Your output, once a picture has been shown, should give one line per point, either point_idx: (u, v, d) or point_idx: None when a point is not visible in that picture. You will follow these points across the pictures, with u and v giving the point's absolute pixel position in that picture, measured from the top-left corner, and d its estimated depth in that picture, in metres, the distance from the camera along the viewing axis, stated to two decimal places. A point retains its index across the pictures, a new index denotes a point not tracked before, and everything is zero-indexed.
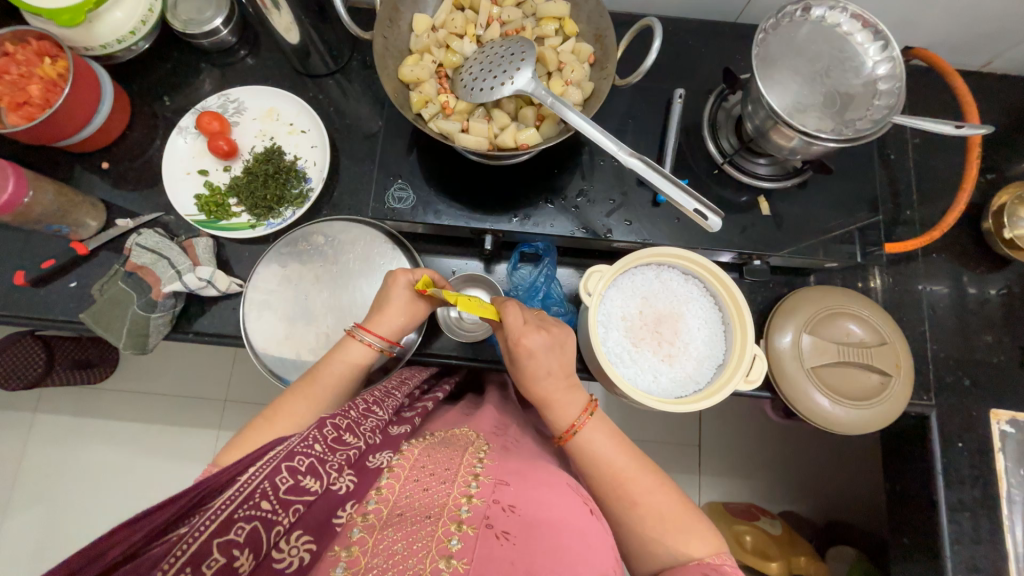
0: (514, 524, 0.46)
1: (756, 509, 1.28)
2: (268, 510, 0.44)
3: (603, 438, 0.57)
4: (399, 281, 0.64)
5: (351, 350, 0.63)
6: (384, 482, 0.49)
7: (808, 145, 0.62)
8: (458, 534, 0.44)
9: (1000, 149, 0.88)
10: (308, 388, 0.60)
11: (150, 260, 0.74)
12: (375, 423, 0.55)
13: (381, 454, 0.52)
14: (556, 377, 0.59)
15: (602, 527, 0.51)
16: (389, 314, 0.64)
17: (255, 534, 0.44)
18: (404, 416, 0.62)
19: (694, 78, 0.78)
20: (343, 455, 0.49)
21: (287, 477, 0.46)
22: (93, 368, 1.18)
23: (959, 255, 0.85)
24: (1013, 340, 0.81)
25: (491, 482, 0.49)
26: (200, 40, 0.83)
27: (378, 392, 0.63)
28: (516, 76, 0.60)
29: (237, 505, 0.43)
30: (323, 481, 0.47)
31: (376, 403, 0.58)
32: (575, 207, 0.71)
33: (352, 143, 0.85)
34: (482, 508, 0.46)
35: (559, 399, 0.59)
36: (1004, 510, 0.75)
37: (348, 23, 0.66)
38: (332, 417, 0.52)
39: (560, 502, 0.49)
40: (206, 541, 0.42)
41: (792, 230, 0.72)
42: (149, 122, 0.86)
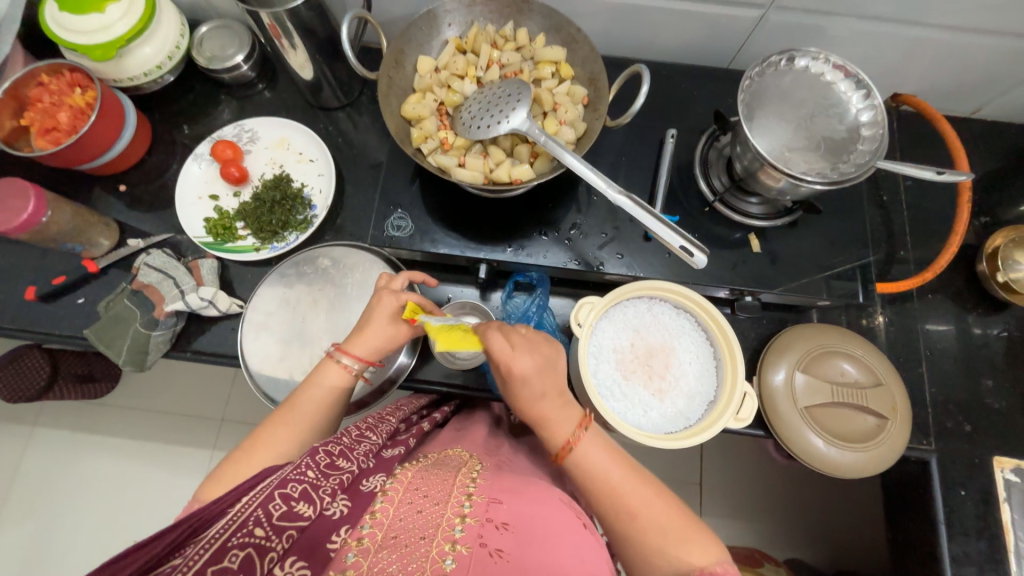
0: (508, 542, 0.46)
1: (758, 553, 1.24)
2: (262, 537, 0.43)
3: (593, 473, 0.56)
4: (383, 302, 0.64)
5: (329, 371, 0.63)
6: (378, 506, 0.48)
7: (795, 186, 0.64)
8: (453, 554, 0.44)
9: (991, 194, 0.90)
10: (289, 414, 0.59)
11: (157, 279, 0.76)
12: (368, 448, 0.56)
13: (374, 478, 0.52)
14: (550, 397, 0.58)
15: (598, 544, 0.51)
16: (369, 334, 0.64)
17: (249, 561, 0.42)
18: (398, 439, 0.63)
19: (687, 119, 0.81)
20: (337, 480, 0.49)
21: (280, 503, 0.45)
22: (95, 384, 1.20)
23: (955, 296, 0.85)
24: (1014, 384, 0.80)
25: (485, 501, 0.49)
26: (221, 74, 0.89)
27: (371, 418, 0.64)
28: (512, 115, 0.63)
29: (232, 532, 0.43)
30: (316, 506, 0.46)
31: (370, 428, 0.61)
32: (568, 239, 0.73)
33: (358, 172, 0.89)
34: (476, 527, 0.46)
35: (555, 417, 0.58)
36: (1012, 565, 0.71)
37: (355, 63, 0.71)
38: (325, 445, 0.53)
39: (554, 517, 0.50)
40: (197, 571, 0.40)
41: (786, 267, 0.73)
42: (168, 149, 0.90)
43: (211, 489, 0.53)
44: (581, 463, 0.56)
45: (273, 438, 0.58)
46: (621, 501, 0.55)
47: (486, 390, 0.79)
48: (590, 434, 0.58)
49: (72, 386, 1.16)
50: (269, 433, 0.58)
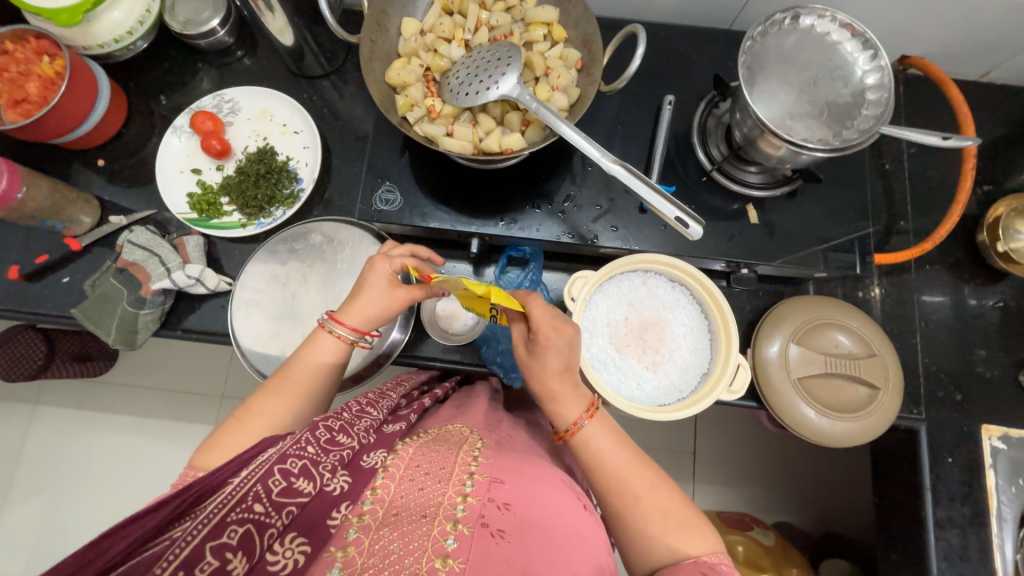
0: (508, 523, 0.46)
1: (749, 519, 1.31)
2: (261, 513, 0.43)
3: (589, 451, 0.57)
4: (377, 269, 0.63)
5: (320, 342, 0.61)
6: (379, 482, 0.50)
7: (796, 154, 0.62)
8: (454, 533, 0.45)
9: (996, 161, 0.87)
10: (280, 385, 0.59)
11: (142, 257, 0.75)
12: (368, 423, 0.55)
13: (374, 454, 0.52)
14: (564, 372, 0.58)
15: (597, 523, 0.53)
16: (361, 304, 0.62)
17: (248, 537, 0.43)
18: (399, 415, 0.63)
19: (685, 85, 0.78)
20: (337, 456, 0.48)
21: (279, 479, 0.45)
22: (93, 362, 1.20)
23: (953, 267, 0.84)
24: (1007, 354, 0.80)
25: (486, 480, 0.49)
26: (197, 40, 0.84)
27: (372, 393, 0.64)
28: (501, 81, 0.61)
29: (229, 508, 0.42)
30: (316, 483, 0.46)
31: (370, 404, 0.60)
32: (562, 212, 0.71)
33: (345, 144, 0.86)
34: (477, 507, 0.46)
35: (564, 397, 0.58)
36: (994, 528, 0.73)
37: (334, 26, 0.67)
38: (325, 419, 0.51)
39: (555, 497, 0.51)
40: (197, 546, 0.41)
41: (783, 239, 0.72)
42: (146, 121, 0.87)
43: (208, 456, 0.53)
44: (582, 445, 0.57)
45: (268, 406, 0.57)
46: (615, 477, 0.56)
47: (480, 365, 0.78)
48: (594, 423, 0.58)
49: (71, 364, 1.17)
50: (263, 401, 0.58)
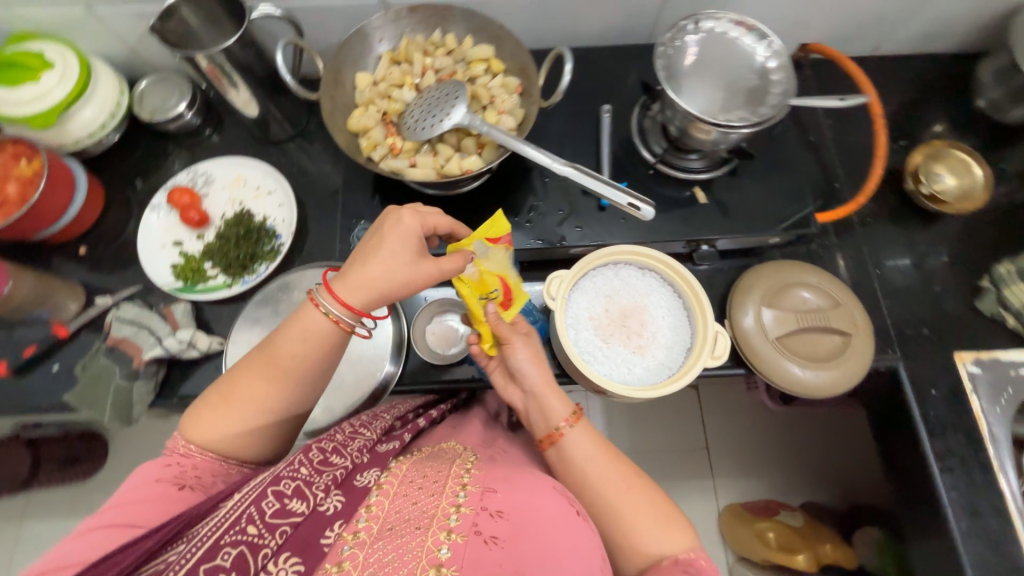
0: (501, 529, 0.49)
1: (774, 503, 1.41)
2: (254, 535, 0.45)
3: (576, 451, 0.59)
4: (404, 219, 0.57)
5: (308, 321, 0.56)
6: (373, 499, 0.51)
7: (725, 135, 0.69)
8: (448, 542, 0.47)
9: (905, 119, 0.97)
10: (265, 367, 0.56)
11: (131, 332, 0.77)
12: (362, 443, 0.58)
13: (368, 473, 0.54)
14: (544, 377, 0.63)
15: (590, 529, 0.53)
16: (367, 268, 0.56)
17: (241, 559, 0.44)
18: (394, 435, 0.64)
19: (618, 95, 0.86)
20: (330, 476, 0.51)
21: (273, 501, 0.47)
22: (76, 466, 1.19)
23: (894, 215, 0.91)
24: (960, 285, 0.86)
25: (479, 489, 0.52)
26: (166, 125, 0.90)
27: (365, 416, 0.66)
28: (452, 112, 0.67)
29: (224, 530, 0.44)
30: (309, 502, 0.48)
31: (364, 425, 0.63)
32: (528, 221, 0.76)
33: (318, 196, 0.91)
34: (470, 516, 0.49)
35: (546, 399, 0.62)
36: (991, 450, 0.76)
37: (292, 85, 0.73)
38: (318, 442, 0.55)
39: (546, 502, 0.52)
40: (192, 567, 0.42)
41: (732, 213, 0.78)
42: (124, 206, 0.91)
43: (194, 427, 0.55)
44: (566, 449, 0.60)
45: (251, 385, 0.56)
46: (597, 480, 0.58)
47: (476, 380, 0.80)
48: (578, 427, 0.61)
49: (58, 471, 1.18)
50: (246, 379, 0.56)
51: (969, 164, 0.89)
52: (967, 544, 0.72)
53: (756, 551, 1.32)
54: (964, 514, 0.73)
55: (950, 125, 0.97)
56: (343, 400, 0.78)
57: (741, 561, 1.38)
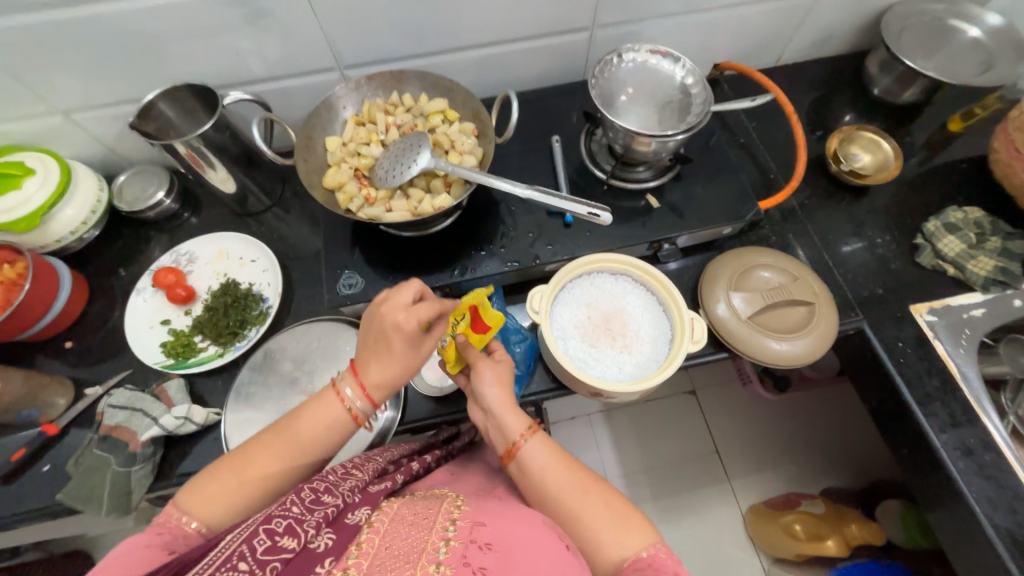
0: (490, 560, 0.49)
1: (794, 496, 1.41)
2: (244, 570, 0.44)
3: (539, 463, 0.61)
4: (403, 322, 0.58)
5: (330, 406, 0.61)
6: (363, 537, 0.51)
7: (664, 144, 0.79)
8: (439, 575, 0.46)
9: (816, 113, 1.11)
10: (281, 447, 0.58)
11: (125, 417, 0.76)
12: (353, 484, 0.59)
13: (358, 511, 0.54)
14: (505, 395, 0.66)
15: (579, 564, 0.53)
16: (381, 365, 0.61)
17: None
18: (386, 476, 0.66)
19: (565, 126, 0.96)
20: (321, 514, 0.51)
21: (265, 538, 0.47)
22: None
23: (829, 194, 1.01)
24: (900, 245, 0.94)
25: (468, 524, 0.53)
26: (146, 212, 0.94)
27: (359, 458, 0.67)
28: (418, 159, 0.74)
29: (215, 568, 0.44)
30: (300, 539, 0.48)
31: (356, 466, 0.64)
32: (503, 247, 0.82)
33: (299, 257, 0.95)
34: (459, 548, 0.49)
35: (505, 416, 0.64)
36: (966, 389, 0.81)
37: (274, 156, 0.80)
38: (309, 483, 0.56)
39: (529, 531, 0.54)
40: None
41: (683, 212, 0.86)
42: (108, 295, 0.92)
43: (192, 501, 0.55)
44: (526, 461, 0.62)
45: (264, 463, 0.57)
46: (567, 491, 0.59)
47: None
48: (534, 440, 0.63)
49: None
50: (260, 457, 0.58)
51: (876, 141, 1.02)
52: (968, 481, 0.74)
53: (789, 547, 1.30)
54: (957, 453, 0.76)
55: (855, 113, 1.10)
56: (349, 450, 0.78)
57: (778, 563, 1.35)
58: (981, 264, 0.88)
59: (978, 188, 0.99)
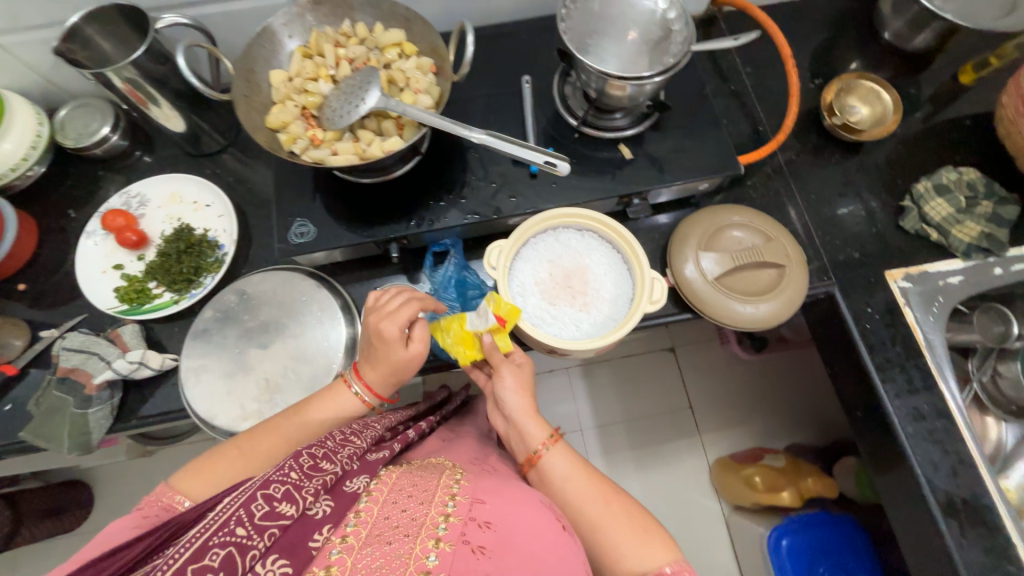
0: (489, 540, 0.50)
1: (759, 450, 1.45)
2: (243, 536, 0.45)
3: (560, 473, 0.61)
4: (388, 323, 0.63)
5: (341, 396, 0.66)
6: (361, 506, 0.53)
7: (639, 87, 0.72)
8: (436, 550, 0.48)
9: (818, 59, 1.02)
10: (290, 428, 0.63)
11: (80, 360, 0.76)
12: (352, 450, 0.58)
13: (357, 479, 0.55)
14: (524, 408, 0.66)
15: (576, 545, 0.54)
16: (378, 364, 0.65)
17: (230, 559, 0.44)
18: (384, 444, 0.65)
19: (539, 66, 0.88)
20: (320, 481, 0.51)
21: (262, 504, 0.47)
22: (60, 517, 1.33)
23: (819, 150, 0.94)
24: (885, 207, 0.90)
25: (468, 501, 0.54)
26: (93, 150, 0.89)
27: (358, 425, 0.65)
28: (367, 98, 0.68)
29: (212, 532, 0.45)
30: (298, 506, 0.49)
31: (355, 432, 0.62)
32: (463, 198, 0.78)
33: (256, 203, 0.91)
34: (458, 526, 0.51)
35: (526, 426, 0.65)
36: (929, 356, 0.80)
37: (202, 86, 0.73)
38: (308, 447, 0.55)
39: (531, 515, 0.54)
40: (179, 569, 0.43)
41: (658, 165, 0.81)
42: (59, 237, 0.89)
43: (191, 482, 0.59)
44: (546, 470, 0.62)
45: (269, 449, 0.62)
46: (587, 506, 0.59)
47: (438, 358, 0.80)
48: (555, 450, 0.63)
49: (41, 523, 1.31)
50: (266, 442, 0.62)
51: (877, 92, 0.95)
52: (914, 446, 0.76)
53: (746, 496, 1.35)
54: (908, 418, 0.77)
55: (861, 59, 1.01)
56: None
57: (737, 511, 1.41)
58: (967, 230, 0.85)
59: (979, 148, 0.93)
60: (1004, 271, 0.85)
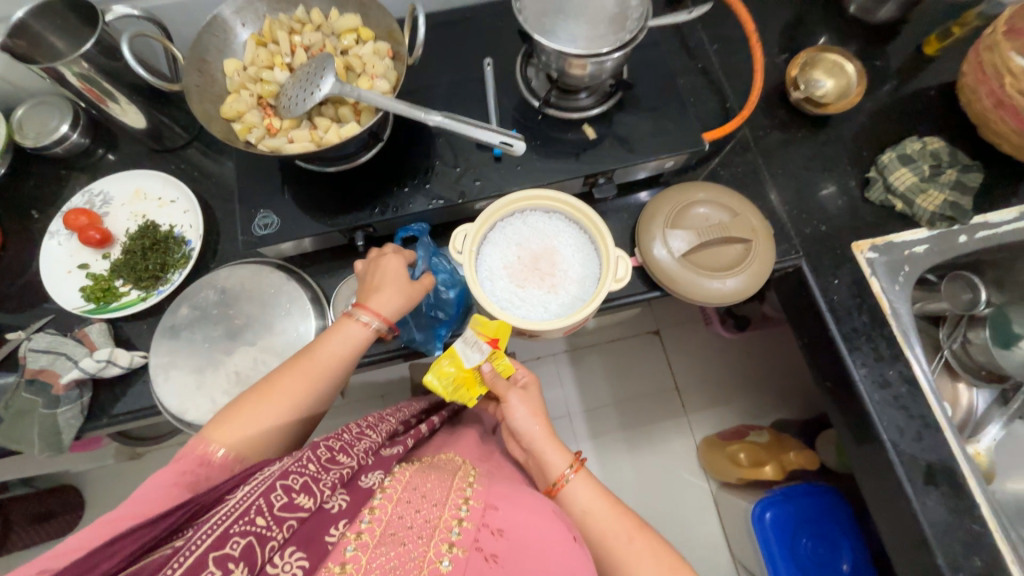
0: (501, 548, 0.53)
1: (744, 427, 1.45)
2: (263, 526, 0.45)
3: (583, 500, 0.63)
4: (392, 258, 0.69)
5: (348, 329, 0.65)
6: (377, 502, 0.53)
7: (600, 64, 0.72)
8: (449, 555, 0.51)
9: (783, 34, 1.01)
10: (304, 367, 0.62)
11: (48, 361, 0.75)
12: (368, 445, 0.58)
13: (372, 474, 0.55)
14: (544, 436, 0.67)
15: (584, 554, 0.57)
16: (385, 291, 0.67)
17: (250, 549, 0.44)
18: (398, 439, 0.65)
19: (501, 49, 0.88)
20: (337, 474, 0.51)
21: (281, 494, 0.47)
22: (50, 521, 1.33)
23: (786, 125, 0.94)
24: (851, 179, 0.90)
25: (480, 506, 0.56)
26: (52, 149, 0.88)
27: (373, 418, 0.67)
28: (321, 83, 0.67)
29: (234, 519, 0.44)
30: (316, 498, 0.48)
31: (370, 427, 0.62)
32: (427, 183, 0.78)
33: (222, 197, 0.90)
34: (472, 531, 0.53)
35: (548, 455, 0.66)
36: (894, 324, 0.81)
37: (150, 78, 0.72)
38: (325, 439, 0.54)
39: (545, 524, 0.56)
40: (201, 556, 0.42)
41: (622, 144, 0.81)
42: (22, 238, 0.88)
43: (223, 430, 0.56)
44: (569, 499, 0.63)
45: (293, 390, 0.60)
46: (611, 535, 0.61)
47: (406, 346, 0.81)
48: (579, 476, 0.64)
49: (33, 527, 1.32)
50: (289, 385, 0.60)
51: (841, 64, 0.95)
52: (881, 413, 0.77)
53: (731, 473, 1.38)
54: (875, 386, 0.78)
55: (826, 32, 1.01)
56: None
57: (724, 488, 1.43)
58: (931, 199, 0.85)
59: (943, 117, 0.94)
60: (968, 239, 0.86)
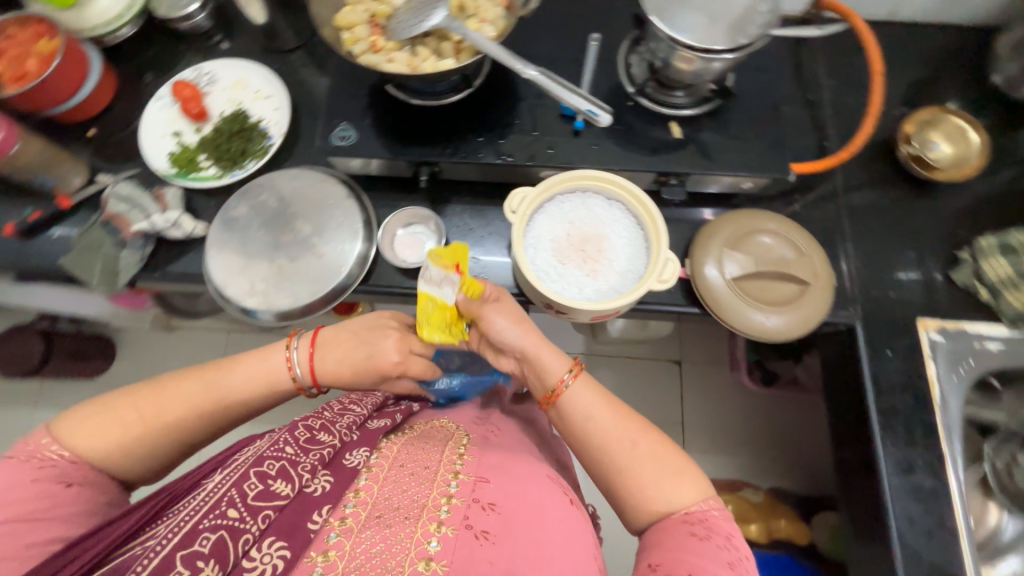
0: (492, 524, 0.55)
1: (740, 482, 1.43)
2: (235, 518, 0.52)
3: (584, 402, 0.63)
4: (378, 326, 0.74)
5: (268, 365, 0.69)
6: (361, 484, 0.59)
7: (708, 63, 0.70)
8: (437, 536, 0.53)
9: (910, 86, 0.94)
10: (200, 395, 0.64)
11: (124, 209, 0.82)
12: (349, 422, 0.67)
13: (356, 454, 0.62)
14: (536, 343, 0.65)
15: (579, 515, 0.62)
16: (329, 351, 0.71)
17: (223, 541, 0.51)
18: (384, 413, 0.74)
19: (611, 28, 0.86)
20: (315, 456, 0.59)
21: (255, 484, 0.55)
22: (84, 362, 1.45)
23: (884, 180, 0.89)
24: (939, 254, 0.84)
25: (471, 480, 0.58)
26: (178, 23, 0.95)
27: (355, 396, 0.78)
28: (432, 14, 0.69)
29: (203, 516, 0.52)
30: (293, 484, 0.56)
31: (354, 404, 0.73)
32: (502, 138, 0.79)
33: (310, 104, 0.94)
34: (461, 508, 0.55)
35: (545, 358, 0.65)
36: (938, 413, 0.75)
37: None
38: (304, 421, 0.64)
39: (536, 490, 0.60)
40: (170, 555, 0.49)
41: (705, 151, 0.79)
42: (132, 96, 0.96)
43: (75, 433, 0.60)
44: (568, 403, 0.64)
45: (178, 416, 0.63)
46: (615, 435, 0.62)
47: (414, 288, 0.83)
48: (578, 382, 0.64)
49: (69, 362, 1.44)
50: (174, 410, 0.63)
51: (965, 131, 0.88)
52: (896, 499, 0.72)
53: None
54: (897, 470, 0.73)
55: (958, 95, 0.93)
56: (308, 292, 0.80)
57: None
58: None
59: None
60: None
